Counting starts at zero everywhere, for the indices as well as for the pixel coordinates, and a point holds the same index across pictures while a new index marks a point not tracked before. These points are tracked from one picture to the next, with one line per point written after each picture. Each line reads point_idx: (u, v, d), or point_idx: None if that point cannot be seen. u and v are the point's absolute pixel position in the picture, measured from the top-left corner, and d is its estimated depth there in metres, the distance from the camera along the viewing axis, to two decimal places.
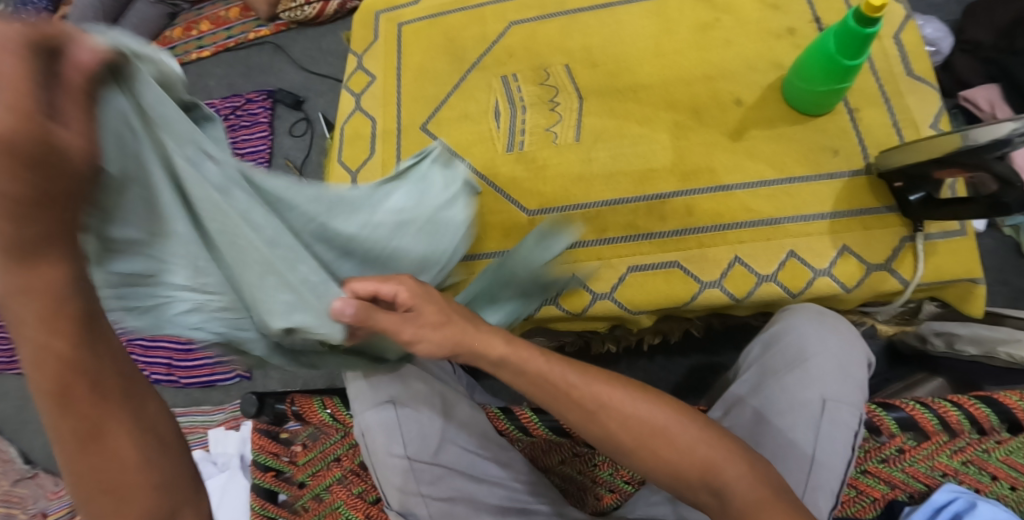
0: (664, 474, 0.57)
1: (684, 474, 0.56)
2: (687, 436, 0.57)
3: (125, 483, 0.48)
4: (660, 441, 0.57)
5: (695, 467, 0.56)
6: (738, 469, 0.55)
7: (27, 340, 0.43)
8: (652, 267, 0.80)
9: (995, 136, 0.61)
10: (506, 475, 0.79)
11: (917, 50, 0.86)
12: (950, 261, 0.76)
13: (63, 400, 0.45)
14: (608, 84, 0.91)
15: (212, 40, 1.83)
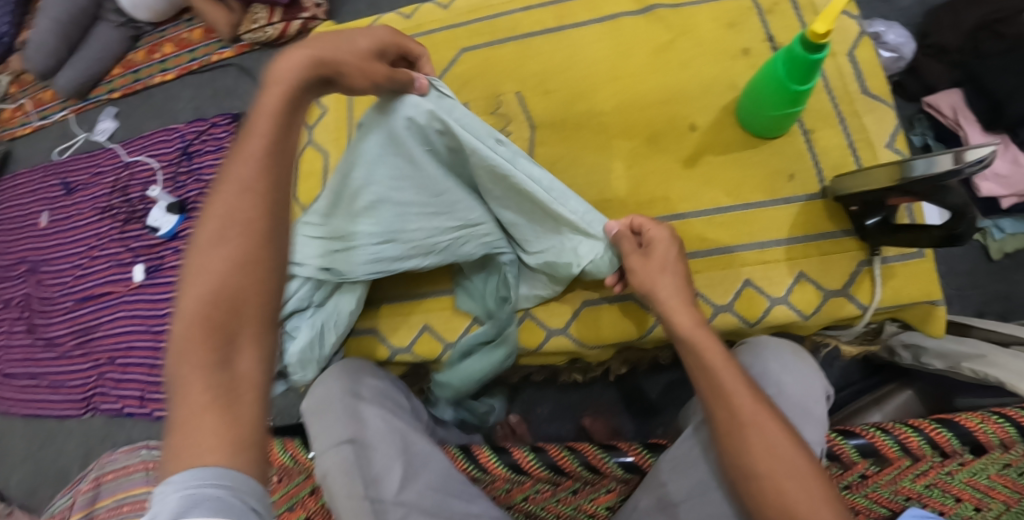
0: (746, 464, 0.62)
1: (767, 471, 0.60)
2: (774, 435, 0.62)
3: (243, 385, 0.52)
4: (753, 432, 0.62)
5: (776, 465, 0.60)
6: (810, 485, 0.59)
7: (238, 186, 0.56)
8: (606, 301, 0.83)
9: (935, 170, 0.60)
10: (475, 510, 0.76)
11: (873, 66, 0.85)
12: (908, 284, 0.75)
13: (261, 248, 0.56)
14: (561, 112, 0.90)
15: (176, 63, 1.81)
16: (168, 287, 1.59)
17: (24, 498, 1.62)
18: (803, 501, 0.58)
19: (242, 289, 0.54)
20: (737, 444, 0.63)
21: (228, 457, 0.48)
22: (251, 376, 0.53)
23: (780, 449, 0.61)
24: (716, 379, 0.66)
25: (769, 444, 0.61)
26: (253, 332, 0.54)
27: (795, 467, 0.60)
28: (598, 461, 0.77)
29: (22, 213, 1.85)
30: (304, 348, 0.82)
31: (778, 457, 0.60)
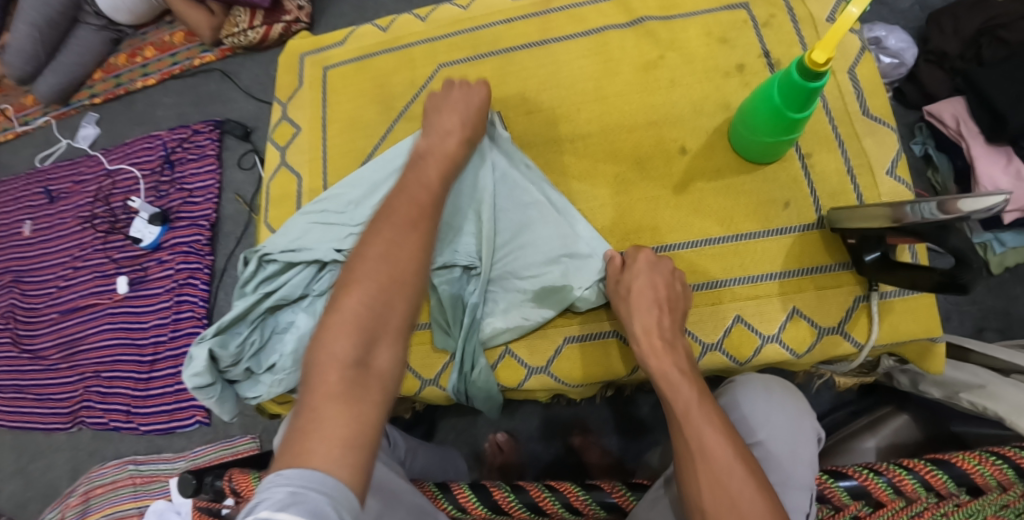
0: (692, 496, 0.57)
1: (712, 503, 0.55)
2: (727, 467, 0.56)
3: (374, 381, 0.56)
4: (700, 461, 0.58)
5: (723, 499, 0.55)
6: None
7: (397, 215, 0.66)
8: (589, 337, 0.76)
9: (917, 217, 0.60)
10: None
11: (874, 86, 0.81)
12: (905, 321, 0.73)
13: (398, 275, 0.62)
14: (543, 133, 0.86)
15: (157, 67, 1.76)
16: (152, 300, 1.56)
17: (13, 512, 1.60)
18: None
19: (393, 301, 0.61)
20: (686, 471, 0.58)
21: (335, 466, 0.49)
22: (382, 373, 0.57)
23: (730, 481, 0.56)
24: (677, 401, 0.62)
25: (720, 473, 0.56)
26: (391, 337, 0.59)
27: (745, 502, 0.54)
28: (580, 503, 0.72)
29: (5, 222, 1.82)
30: (304, 336, 0.80)
31: (726, 488, 0.55)
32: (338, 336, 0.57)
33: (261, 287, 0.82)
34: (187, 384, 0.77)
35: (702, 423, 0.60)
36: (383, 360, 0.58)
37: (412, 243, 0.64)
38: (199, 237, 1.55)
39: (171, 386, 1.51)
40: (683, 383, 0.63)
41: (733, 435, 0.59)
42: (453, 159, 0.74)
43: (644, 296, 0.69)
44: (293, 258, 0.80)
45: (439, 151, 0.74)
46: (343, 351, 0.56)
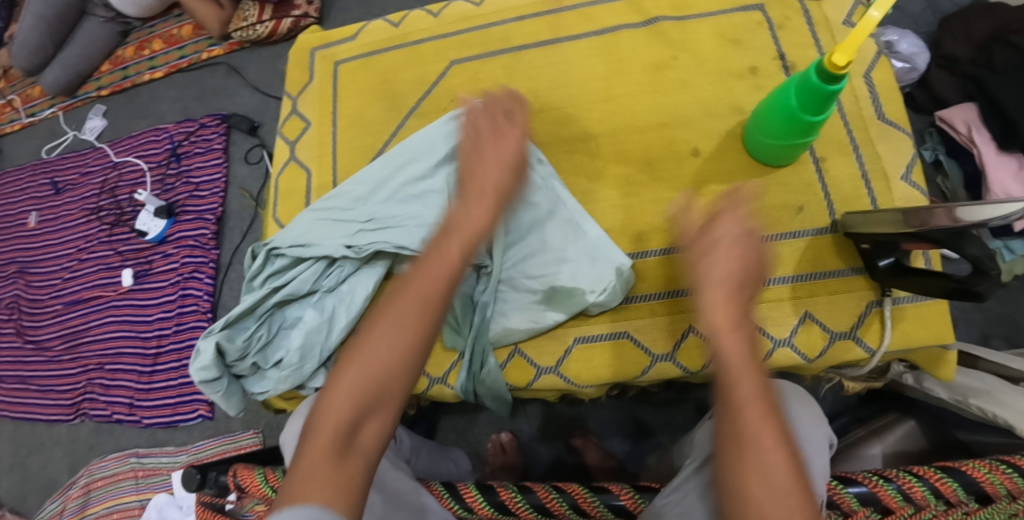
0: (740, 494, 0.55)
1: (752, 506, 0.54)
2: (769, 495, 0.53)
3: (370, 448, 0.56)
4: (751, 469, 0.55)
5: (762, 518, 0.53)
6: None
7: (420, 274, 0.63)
8: (599, 338, 0.75)
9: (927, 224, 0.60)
10: None
11: (889, 90, 0.81)
12: (917, 328, 0.73)
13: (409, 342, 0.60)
14: (554, 133, 0.85)
15: (164, 60, 1.76)
16: (157, 292, 1.56)
17: (14, 503, 1.60)
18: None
19: (396, 371, 0.59)
20: (731, 453, 0.57)
21: (330, 501, 0.49)
22: (371, 445, 0.56)
23: (773, 467, 0.54)
24: (732, 382, 0.60)
25: (764, 460, 0.55)
26: (387, 409, 0.58)
27: (787, 491, 0.53)
28: (587, 506, 0.71)
29: (10, 212, 1.82)
30: (310, 332, 0.78)
31: (768, 477, 0.54)
32: (343, 395, 0.57)
33: (270, 281, 0.82)
34: (194, 377, 0.78)
35: (754, 435, 0.56)
36: (372, 433, 0.57)
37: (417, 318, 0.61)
38: (204, 230, 1.54)
39: (174, 379, 1.51)
40: (744, 368, 0.60)
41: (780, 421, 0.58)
42: (477, 231, 0.67)
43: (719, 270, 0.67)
44: (302, 253, 0.79)
45: (462, 224, 0.68)
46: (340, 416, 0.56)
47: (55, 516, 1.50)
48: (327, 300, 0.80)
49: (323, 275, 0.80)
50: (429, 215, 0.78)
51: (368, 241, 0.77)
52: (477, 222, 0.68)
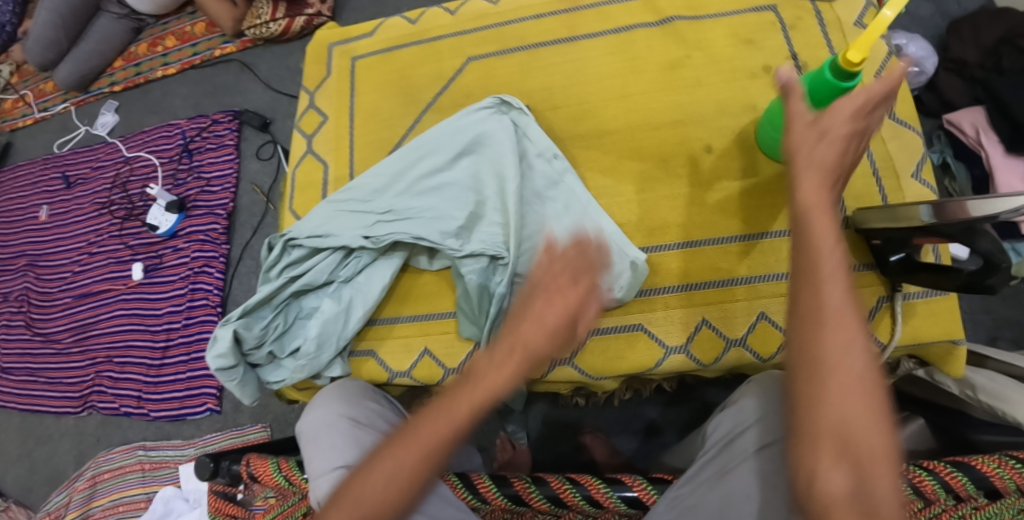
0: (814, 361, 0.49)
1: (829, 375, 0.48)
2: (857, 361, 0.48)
3: None
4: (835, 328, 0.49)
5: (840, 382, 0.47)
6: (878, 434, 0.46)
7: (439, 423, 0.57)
8: (614, 330, 0.77)
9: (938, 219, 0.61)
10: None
11: (900, 90, 0.82)
12: (928, 324, 0.74)
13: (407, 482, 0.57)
14: (569, 129, 0.87)
15: (177, 57, 1.77)
16: (167, 286, 1.57)
17: (20, 494, 1.61)
18: (870, 419, 0.47)
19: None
20: (807, 330, 0.50)
21: None
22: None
23: (856, 352, 0.48)
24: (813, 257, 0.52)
25: (846, 341, 0.48)
26: None
27: (867, 379, 0.48)
28: (601, 497, 0.71)
29: (21, 206, 1.83)
30: (327, 321, 0.79)
31: (849, 360, 0.48)
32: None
33: (286, 272, 0.82)
34: (210, 365, 0.78)
35: (839, 300, 0.50)
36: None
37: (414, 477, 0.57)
38: (215, 225, 1.55)
39: (182, 373, 1.51)
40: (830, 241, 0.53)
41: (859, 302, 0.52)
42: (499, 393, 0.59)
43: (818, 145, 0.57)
44: (320, 244, 0.80)
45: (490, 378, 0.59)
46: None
47: (61, 508, 1.50)
48: (344, 292, 0.81)
49: (340, 267, 0.81)
50: (446, 207, 0.79)
51: (386, 232, 0.78)
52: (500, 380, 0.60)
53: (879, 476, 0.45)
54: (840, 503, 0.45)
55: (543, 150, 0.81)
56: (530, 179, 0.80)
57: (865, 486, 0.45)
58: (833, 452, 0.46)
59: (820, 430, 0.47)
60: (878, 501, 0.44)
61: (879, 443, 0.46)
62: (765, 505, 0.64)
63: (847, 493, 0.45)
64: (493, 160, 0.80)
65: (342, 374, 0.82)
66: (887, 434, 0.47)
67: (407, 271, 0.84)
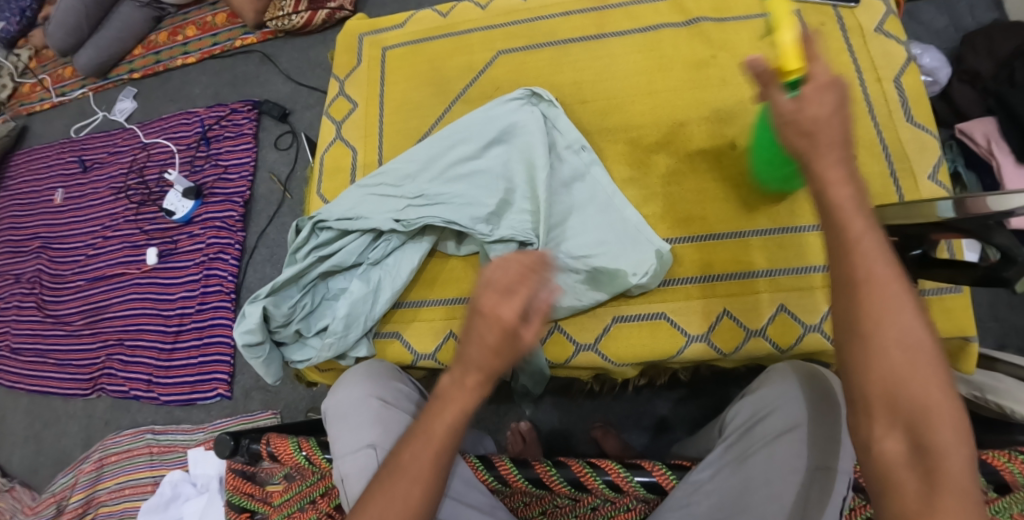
0: (856, 328, 0.50)
1: (873, 337, 0.49)
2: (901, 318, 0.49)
3: None
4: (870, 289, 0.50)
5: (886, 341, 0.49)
6: (933, 382, 0.48)
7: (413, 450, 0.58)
8: (638, 318, 0.79)
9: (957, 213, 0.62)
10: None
11: (918, 94, 0.84)
12: (941, 320, 0.77)
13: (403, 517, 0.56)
14: (597, 123, 0.89)
15: (197, 46, 1.80)
16: (181, 272, 1.58)
17: (26, 475, 1.62)
18: (923, 380, 0.48)
19: None
20: (845, 297, 0.51)
21: None
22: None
23: (902, 316, 0.49)
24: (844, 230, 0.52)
25: (887, 298, 0.49)
26: None
27: (916, 343, 0.48)
28: (621, 481, 0.73)
29: (36, 189, 1.84)
30: (356, 301, 0.81)
31: (894, 323, 0.49)
32: None
33: (313, 253, 0.83)
34: (238, 341, 0.80)
35: (875, 254, 0.51)
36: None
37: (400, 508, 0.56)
38: (232, 213, 1.57)
39: (193, 358, 1.52)
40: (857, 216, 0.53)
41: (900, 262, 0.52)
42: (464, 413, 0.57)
43: (821, 121, 0.56)
44: (349, 226, 0.81)
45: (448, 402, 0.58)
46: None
47: (67, 489, 1.51)
48: (375, 274, 0.83)
49: (369, 249, 0.83)
50: (477, 194, 0.80)
51: (417, 216, 0.80)
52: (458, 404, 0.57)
53: (938, 434, 0.46)
54: (900, 464, 0.48)
55: (574, 141, 0.83)
56: (560, 169, 0.82)
57: (923, 444, 0.47)
58: (886, 414, 0.48)
59: (875, 396, 0.49)
60: (940, 457, 0.46)
61: (936, 403, 0.47)
62: (790, 484, 0.66)
63: (907, 453, 0.47)
64: (524, 150, 0.82)
65: (366, 355, 0.84)
66: (945, 392, 0.48)
67: (434, 255, 0.86)
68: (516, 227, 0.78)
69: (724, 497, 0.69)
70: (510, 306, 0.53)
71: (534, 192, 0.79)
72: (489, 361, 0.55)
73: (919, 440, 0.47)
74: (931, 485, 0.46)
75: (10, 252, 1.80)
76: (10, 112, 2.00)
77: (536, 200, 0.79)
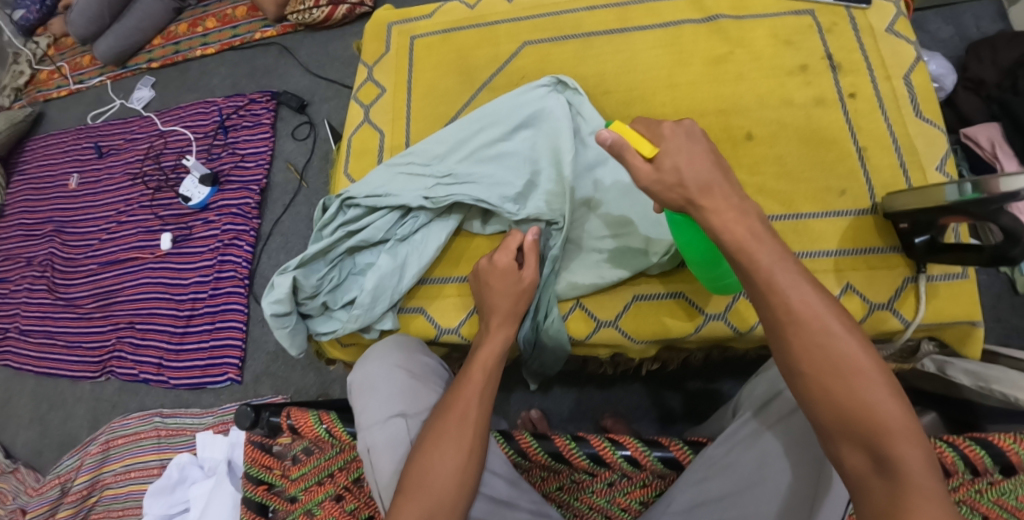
0: (798, 367, 0.55)
1: (815, 371, 0.54)
2: (834, 346, 0.54)
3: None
4: (797, 329, 0.55)
5: (827, 373, 0.54)
6: (878, 395, 0.52)
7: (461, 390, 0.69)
8: (657, 297, 0.82)
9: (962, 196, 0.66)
10: (534, 499, 0.78)
11: (927, 92, 0.88)
12: (949, 304, 0.78)
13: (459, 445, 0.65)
14: (619, 112, 0.92)
15: (217, 38, 1.83)
16: (195, 257, 1.60)
17: (30, 457, 1.59)
18: (866, 398, 0.52)
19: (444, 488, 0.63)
20: (779, 340, 0.56)
21: None
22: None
23: (831, 343, 0.54)
24: (759, 273, 0.57)
25: (815, 333, 0.54)
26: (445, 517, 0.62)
27: (850, 364, 0.53)
28: (640, 456, 0.74)
29: (51, 173, 1.86)
30: (383, 275, 0.83)
31: (831, 353, 0.54)
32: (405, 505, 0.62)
33: (339, 229, 0.85)
34: (266, 311, 0.81)
35: (791, 287, 0.56)
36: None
37: (455, 444, 0.65)
38: (248, 200, 1.59)
39: (205, 342, 1.53)
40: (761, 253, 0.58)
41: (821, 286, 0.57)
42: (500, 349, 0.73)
43: (695, 173, 0.62)
44: (378, 203, 0.84)
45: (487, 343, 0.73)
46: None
47: (72, 471, 1.49)
48: (402, 249, 0.85)
49: (397, 226, 0.85)
50: (504, 175, 0.83)
51: (445, 194, 0.83)
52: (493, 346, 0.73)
53: (891, 444, 0.51)
54: (868, 476, 0.52)
55: (597, 126, 0.85)
56: (584, 153, 0.85)
57: (882, 457, 0.51)
58: (847, 438, 0.53)
59: (827, 421, 0.54)
60: (899, 463, 0.50)
61: (884, 416, 0.52)
62: (810, 452, 0.69)
63: (872, 467, 0.52)
64: (550, 134, 0.84)
65: (391, 328, 0.86)
66: (891, 403, 0.52)
67: (459, 234, 0.89)
68: (542, 207, 0.81)
69: (752, 470, 0.71)
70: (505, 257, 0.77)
71: (559, 174, 0.82)
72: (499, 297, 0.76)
73: (878, 453, 0.51)
74: (896, 490, 0.50)
75: (22, 235, 1.81)
76: (26, 98, 2.01)
77: (561, 182, 0.82)
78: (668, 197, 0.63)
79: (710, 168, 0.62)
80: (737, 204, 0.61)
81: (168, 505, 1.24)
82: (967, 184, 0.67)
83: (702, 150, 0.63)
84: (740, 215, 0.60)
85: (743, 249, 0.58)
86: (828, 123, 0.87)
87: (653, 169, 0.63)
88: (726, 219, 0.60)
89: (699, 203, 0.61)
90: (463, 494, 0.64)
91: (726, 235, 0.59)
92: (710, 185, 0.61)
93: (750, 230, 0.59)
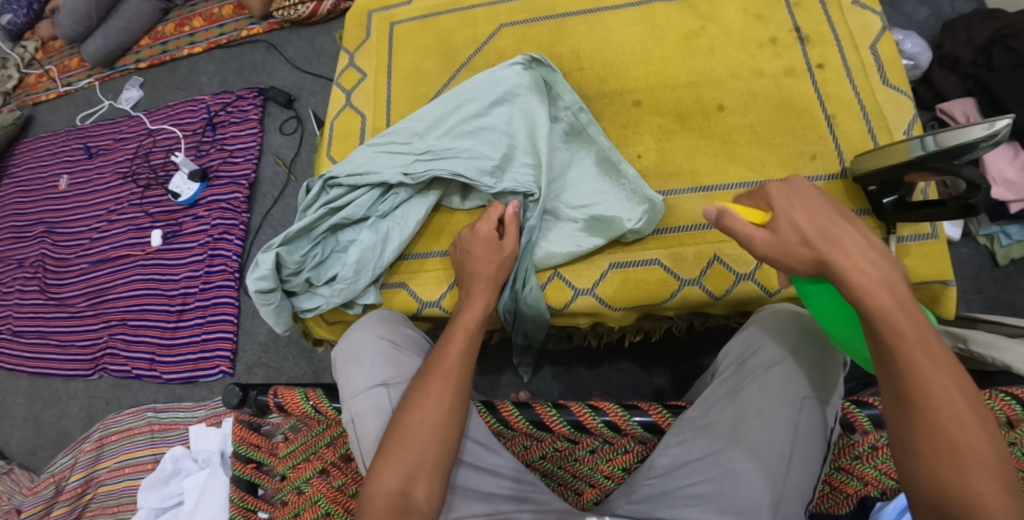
0: (915, 444, 0.53)
1: (932, 450, 0.52)
2: (959, 432, 0.52)
3: (414, 510, 0.63)
4: (925, 408, 0.53)
5: (944, 456, 0.52)
6: (992, 489, 0.50)
7: (448, 353, 0.71)
8: (631, 263, 0.84)
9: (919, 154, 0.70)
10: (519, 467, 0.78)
11: (893, 60, 0.90)
12: (920, 263, 0.81)
13: (438, 409, 0.67)
14: (596, 88, 0.94)
15: (204, 37, 1.85)
16: (185, 252, 1.61)
17: (23, 457, 1.58)
18: (982, 491, 0.50)
19: (426, 443, 0.66)
20: (900, 415, 0.55)
21: None
22: (421, 507, 0.63)
23: (956, 430, 0.52)
24: (900, 345, 0.55)
25: (942, 413, 0.52)
26: (428, 473, 0.64)
27: (971, 453, 0.51)
28: (620, 421, 0.73)
29: (42, 175, 1.87)
30: (366, 249, 0.85)
31: (952, 439, 0.52)
32: (387, 468, 0.64)
33: (322, 207, 0.86)
34: (252, 288, 0.82)
35: (927, 366, 0.54)
36: (422, 495, 0.64)
37: (431, 406, 0.67)
38: (238, 194, 1.61)
39: (197, 335, 1.53)
40: (903, 323, 0.55)
41: (961, 372, 0.54)
42: (485, 310, 0.76)
43: (814, 222, 0.61)
44: (359, 180, 0.85)
45: (468, 305, 0.76)
46: (387, 486, 0.63)
47: (66, 469, 1.49)
48: (387, 225, 0.87)
49: (379, 202, 0.87)
50: (483, 148, 0.85)
51: (424, 170, 0.85)
52: (476, 313, 0.75)
53: None
54: None
55: (572, 100, 0.87)
56: (561, 130, 0.88)
57: None
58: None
59: (926, 499, 0.53)
60: None
61: (995, 511, 0.50)
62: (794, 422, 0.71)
63: None
64: (523, 109, 0.86)
65: (374, 303, 0.88)
66: (1006, 501, 0.50)
67: (439, 210, 0.91)
68: (518, 178, 0.84)
69: (733, 434, 0.73)
70: (485, 225, 0.81)
71: (537, 148, 0.84)
72: (484, 266, 0.79)
73: None
74: None
75: (14, 238, 1.81)
76: (15, 102, 2.02)
77: (539, 157, 0.84)
78: (795, 259, 0.61)
79: (831, 220, 0.60)
80: (879, 263, 0.58)
81: (162, 498, 1.19)
82: (929, 137, 0.69)
83: (813, 198, 0.63)
84: (886, 281, 0.56)
85: (885, 319, 0.55)
86: (798, 92, 0.89)
87: (771, 235, 0.62)
88: (872, 283, 0.57)
89: (832, 261, 0.59)
90: (444, 454, 0.66)
91: (869, 302, 0.56)
92: (836, 236, 0.60)
93: (898, 300, 0.56)
